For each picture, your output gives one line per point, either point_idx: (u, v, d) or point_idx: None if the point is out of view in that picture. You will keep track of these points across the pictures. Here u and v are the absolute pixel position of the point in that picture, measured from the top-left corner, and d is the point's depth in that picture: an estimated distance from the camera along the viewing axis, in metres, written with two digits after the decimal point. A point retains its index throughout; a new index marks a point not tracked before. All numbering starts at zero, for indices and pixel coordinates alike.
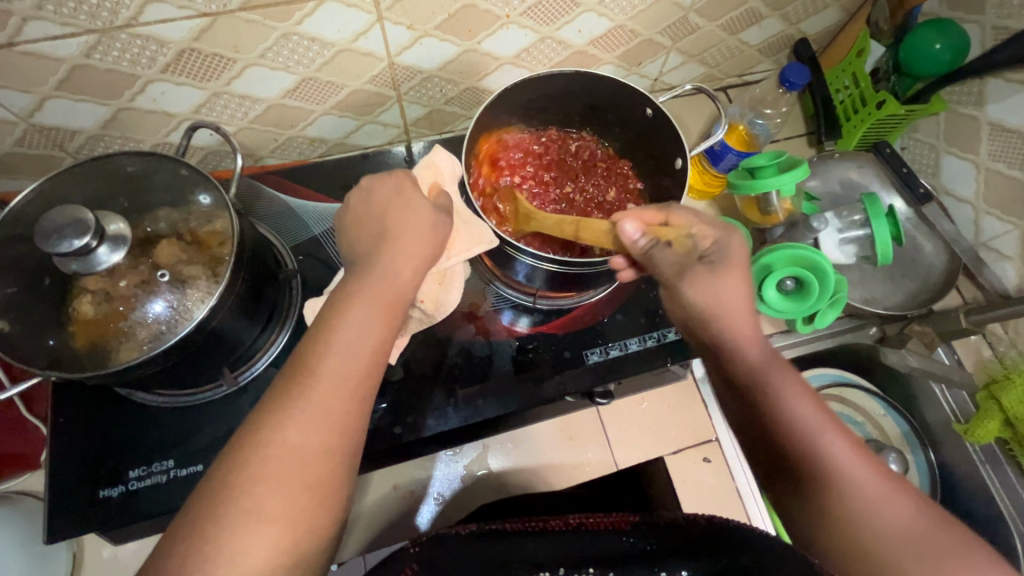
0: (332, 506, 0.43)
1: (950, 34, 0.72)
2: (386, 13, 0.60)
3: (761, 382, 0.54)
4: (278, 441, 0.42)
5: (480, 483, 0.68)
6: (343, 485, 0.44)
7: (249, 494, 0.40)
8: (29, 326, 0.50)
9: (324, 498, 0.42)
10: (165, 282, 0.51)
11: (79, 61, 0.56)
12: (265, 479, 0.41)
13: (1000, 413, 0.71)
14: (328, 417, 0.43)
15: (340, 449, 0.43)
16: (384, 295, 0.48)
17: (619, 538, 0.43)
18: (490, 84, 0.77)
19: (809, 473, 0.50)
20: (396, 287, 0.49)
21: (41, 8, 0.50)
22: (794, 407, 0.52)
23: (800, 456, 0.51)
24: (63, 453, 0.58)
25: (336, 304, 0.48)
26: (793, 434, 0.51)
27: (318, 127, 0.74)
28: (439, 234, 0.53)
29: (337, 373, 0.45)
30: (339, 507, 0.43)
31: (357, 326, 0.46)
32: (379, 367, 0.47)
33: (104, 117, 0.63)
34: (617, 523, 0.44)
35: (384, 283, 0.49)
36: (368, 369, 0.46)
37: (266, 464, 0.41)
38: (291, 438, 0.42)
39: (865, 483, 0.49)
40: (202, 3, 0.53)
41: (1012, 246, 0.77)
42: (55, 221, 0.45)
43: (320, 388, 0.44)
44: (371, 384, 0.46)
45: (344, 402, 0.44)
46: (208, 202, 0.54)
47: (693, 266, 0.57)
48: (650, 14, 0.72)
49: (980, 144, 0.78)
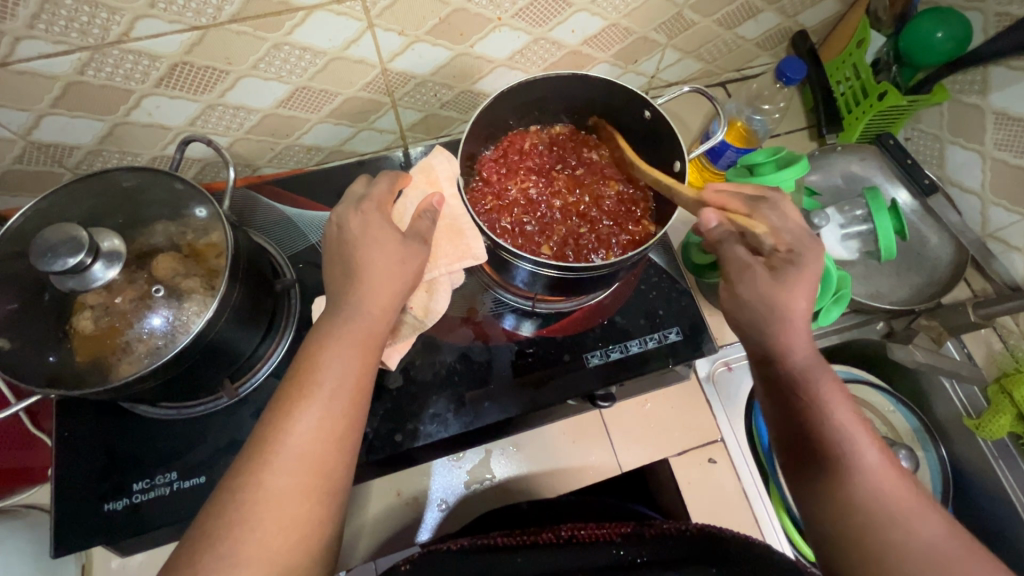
0: (314, 541, 0.43)
1: (952, 23, 0.71)
2: (376, 20, 0.60)
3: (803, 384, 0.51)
4: (266, 478, 0.43)
5: (484, 489, 0.67)
6: (330, 514, 0.44)
7: (227, 535, 0.41)
8: (29, 343, 0.51)
9: (306, 530, 0.43)
10: (161, 296, 0.51)
11: (73, 78, 0.56)
12: (243, 518, 0.41)
13: (1013, 408, 0.69)
14: (310, 450, 0.44)
15: (321, 481, 0.44)
16: (365, 322, 0.49)
17: (611, 550, 0.46)
18: (485, 87, 0.76)
19: (847, 468, 0.47)
20: (390, 297, 0.50)
21: (33, 27, 0.50)
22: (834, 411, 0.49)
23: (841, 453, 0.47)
24: (67, 468, 0.59)
25: (319, 331, 0.49)
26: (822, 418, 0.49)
27: (314, 136, 0.74)
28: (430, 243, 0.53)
29: (323, 403, 0.45)
30: (324, 538, 0.44)
31: (335, 357, 0.47)
32: (364, 391, 0.48)
33: (100, 132, 0.63)
34: (610, 535, 0.48)
35: (361, 311, 0.49)
36: (349, 396, 0.47)
37: (249, 502, 0.42)
38: (276, 473, 0.43)
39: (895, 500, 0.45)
40: (192, 17, 0.53)
41: (1020, 236, 0.75)
42: (51, 240, 0.46)
43: (304, 425, 0.44)
44: (354, 411, 0.47)
45: (328, 433, 0.45)
46: (204, 215, 0.54)
47: (755, 267, 0.54)
48: (643, 12, 0.71)
49: (985, 133, 0.76)
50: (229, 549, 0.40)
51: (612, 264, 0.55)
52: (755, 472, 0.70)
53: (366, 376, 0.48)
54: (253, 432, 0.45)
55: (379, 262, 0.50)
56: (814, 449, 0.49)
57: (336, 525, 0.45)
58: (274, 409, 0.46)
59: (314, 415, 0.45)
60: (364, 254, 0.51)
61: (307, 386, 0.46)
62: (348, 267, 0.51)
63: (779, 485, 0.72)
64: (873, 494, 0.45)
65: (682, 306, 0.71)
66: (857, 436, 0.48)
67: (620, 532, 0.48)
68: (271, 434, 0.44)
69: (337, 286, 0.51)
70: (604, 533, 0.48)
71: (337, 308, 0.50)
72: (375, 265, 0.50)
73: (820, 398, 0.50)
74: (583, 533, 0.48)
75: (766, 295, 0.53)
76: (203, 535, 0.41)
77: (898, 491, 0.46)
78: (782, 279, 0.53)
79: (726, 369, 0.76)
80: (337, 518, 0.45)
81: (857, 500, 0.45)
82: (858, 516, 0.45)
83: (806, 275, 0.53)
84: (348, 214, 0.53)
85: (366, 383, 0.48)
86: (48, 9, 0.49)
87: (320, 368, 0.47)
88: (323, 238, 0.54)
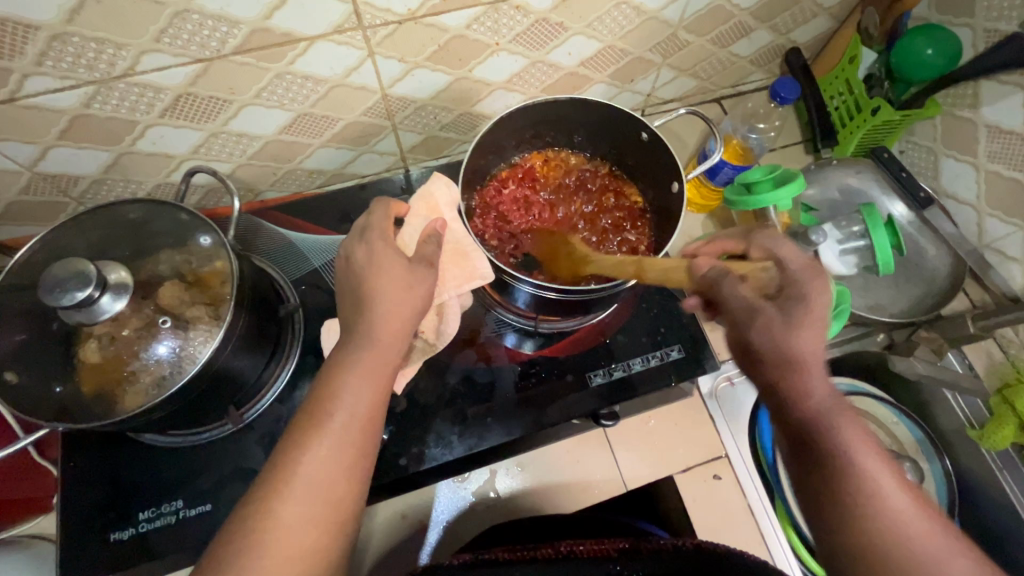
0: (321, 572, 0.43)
1: (942, 40, 0.72)
2: (376, 49, 0.61)
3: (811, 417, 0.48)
4: (276, 508, 0.43)
5: (488, 511, 0.67)
6: (340, 542, 0.45)
7: (233, 566, 0.41)
8: (36, 375, 0.51)
9: (315, 559, 0.43)
10: (167, 326, 0.52)
11: (79, 111, 0.57)
12: (250, 550, 0.41)
13: (1015, 419, 0.69)
14: (318, 478, 0.44)
15: (330, 510, 0.44)
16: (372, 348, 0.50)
17: (607, 565, 0.45)
18: (484, 109, 0.77)
19: (869, 534, 0.44)
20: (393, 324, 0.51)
21: (41, 64, 0.51)
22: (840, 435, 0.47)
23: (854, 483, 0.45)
24: (74, 497, 0.59)
25: (328, 361, 0.50)
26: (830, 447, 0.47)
27: (315, 160, 0.75)
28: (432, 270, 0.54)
29: (331, 431, 0.46)
30: (332, 566, 0.44)
31: (342, 384, 0.47)
32: (372, 418, 0.48)
33: (106, 162, 0.64)
34: (608, 550, 0.47)
35: (367, 338, 0.50)
36: (353, 424, 0.47)
37: (260, 532, 0.42)
38: (286, 503, 0.43)
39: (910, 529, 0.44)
40: (196, 50, 0.54)
41: (1016, 247, 0.76)
42: (59, 274, 0.46)
43: (313, 454, 0.45)
44: (361, 438, 0.47)
45: (337, 462, 0.45)
46: (209, 243, 0.55)
47: (762, 307, 0.51)
48: (638, 34, 0.73)
49: (978, 146, 0.77)
50: None
51: (614, 284, 0.56)
52: (760, 487, 0.70)
53: (373, 402, 0.49)
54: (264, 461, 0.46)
55: (384, 288, 0.51)
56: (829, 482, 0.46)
57: (344, 554, 0.45)
58: (284, 438, 0.46)
59: (323, 443, 0.45)
60: (370, 281, 0.51)
61: (315, 414, 0.46)
62: (354, 292, 0.51)
63: (784, 498, 0.72)
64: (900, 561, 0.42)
65: (683, 322, 0.71)
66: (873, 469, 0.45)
67: (616, 548, 0.47)
68: (282, 464, 0.44)
69: (342, 314, 0.52)
70: (600, 549, 0.47)
71: (343, 334, 0.51)
72: (379, 291, 0.51)
73: (825, 427, 0.47)
74: (582, 548, 0.47)
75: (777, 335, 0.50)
76: (214, 567, 0.41)
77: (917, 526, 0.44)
78: (792, 318, 0.49)
79: (729, 384, 0.76)
80: (345, 546, 0.45)
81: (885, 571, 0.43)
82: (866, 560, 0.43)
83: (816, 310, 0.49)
84: (355, 243, 0.54)
85: (374, 410, 0.48)
86: (56, 47, 0.50)
87: (326, 396, 0.47)
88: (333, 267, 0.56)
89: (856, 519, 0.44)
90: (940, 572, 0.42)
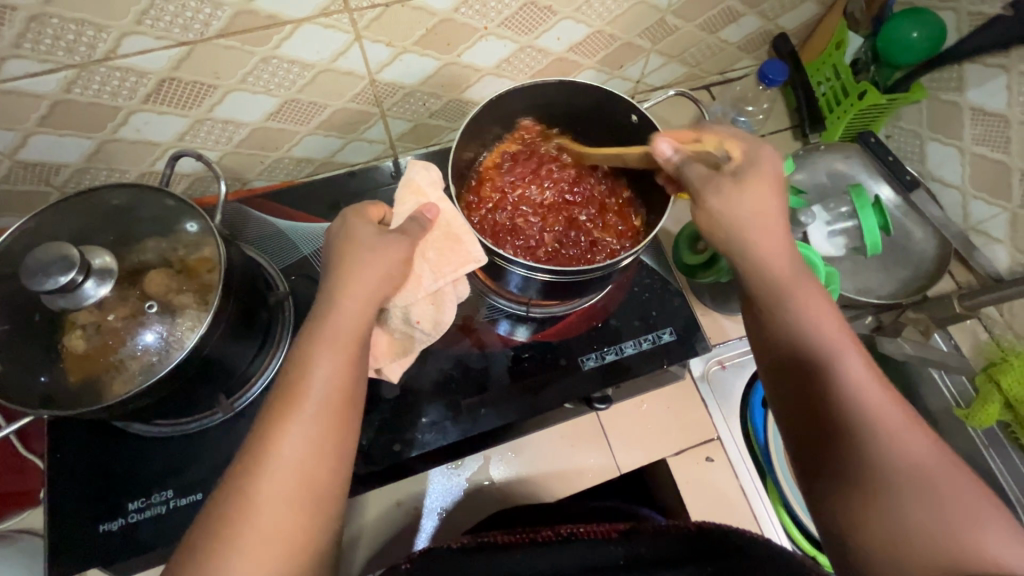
0: (304, 556, 0.43)
1: (928, 23, 0.73)
2: (363, 32, 0.60)
3: (793, 333, 0.52)
4: (262, 489, 0.43)
5: (483, 498, 0.67)
6: (324, 523, 0.45)
7: (216, 552, 0.41)
8: (21, 365, 0.50)
9: (297, 540, 0.43)
10: (154, 313, 0.51)
11: (60, 97, 0.56)
12: (234, 535, 0.41)
13: (1000, 396, 0.70)
14: (304, 462, 0.44)
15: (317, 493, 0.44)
16: (358, 328, 0.49)
17: (607, 546, 0.46)
18: (473, 96, 0.77)
19: (848, 448, 0.46)
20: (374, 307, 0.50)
21: (18, 46, 0.50)
22: (837, 359, 0.49)
23: (846, 403, 0.47)
24: (61, 490, 0.58)
25: (306, 333, 0.49)
26: (841, 394, 0.48)
27: (303, 148, 0.74)
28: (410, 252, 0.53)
29: (319, 414, 0.45)
30: (318, 545, 0.44)
31: (330, 364, 0.47)
32: (356, 402, 0.48)
33: (88, 150, 0.63)
34: (607, 532, 0.48)
35: (353, 318, 0.49)
36: (337, 410, 0.46)
37: (247, 510, 0.42)
38: (270, 486, 0.43)
39: (922, 463, 0.44)
40: (179, 33, 0.53)
41: (1002, 228, 0.77)
42: (41, 259, 0.45)
43: (297, 439, 0.44)
44: (345, 422, 0.47)
45: (325, 446, 0.45)
46: (195, 229, 0.54)
47: (716, 178, 0.54)
48: (627, 19, 0.73)
49: (963, 129, 0.78)
50: (214, 559, 0.41)
51: (603, 265, 0.56)
52: (752, 470, 0.71)
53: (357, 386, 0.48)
54: (243, 447, 0.45)
55: (368, 272, 0.50)
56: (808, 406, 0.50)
57: (330, 535, 0.45)
58: (264, 421, 0.45)
59: (309, 427, 0.45)
60: (351, 262, 0.51)
61: (295, 400, 0.45)
62: (336, 279, 0.50)
63: (776, 481, 0.73)
64: (886, 460, 0.44)
65: (675, 307, 0.72)
66: (850, 368, 0.49)
67: (616, 530, 0.48)
68: (264, 446, 0.44)
69: (317, 296, 0.51)
70: (600, 531, 0.48)
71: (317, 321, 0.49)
72: (364, 277, 0.50)
73: (816, 351, 0.50)
74: (582, 530, 0.48)
75: (737, 205, 0.53)
76: (200, 549, 0.41)
77: (899, 426, 0.46)
78: (733, 188, 0.53)
79: (720, 368, 0.77)
80: (331, 528, 0.45)
81: (873, 443, 0.45)
82: (844, 476, 0.46)
83: (756, 182, 0.53)
84: (338, 231, 0.53)
85: (355, 393, 0.48)
86: (34, 28, 0.49)
87: (309, 378, 0.46)
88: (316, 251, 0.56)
89: (857, 438, 0.46)
90: (923, 477, 0.43)
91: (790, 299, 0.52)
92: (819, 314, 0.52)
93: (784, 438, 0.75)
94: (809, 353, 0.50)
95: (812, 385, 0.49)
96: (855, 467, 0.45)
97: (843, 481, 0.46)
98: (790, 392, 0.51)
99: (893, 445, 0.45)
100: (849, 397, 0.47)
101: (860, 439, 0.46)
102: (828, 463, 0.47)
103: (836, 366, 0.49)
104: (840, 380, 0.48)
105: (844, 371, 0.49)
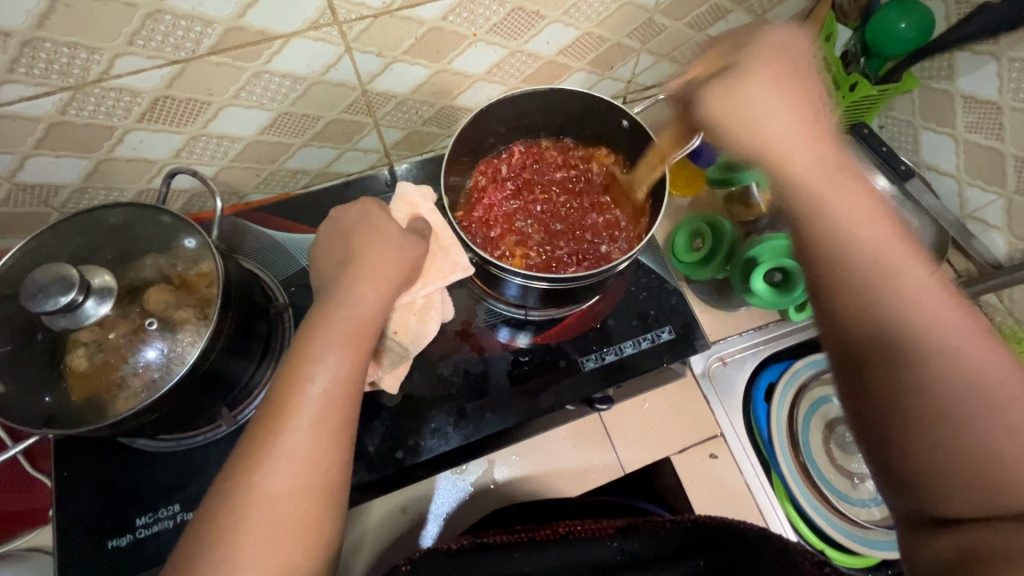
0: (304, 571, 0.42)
1: (915, 13, 0.72)
2: (353, 44, 0.61)
3: (832, 244, 0.47)
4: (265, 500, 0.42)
5: (487, 502, 0.67)
6: (326, 537, 0.44)
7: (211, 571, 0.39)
8: (24, 386, 0.50)
9: (297, 555, 0.42)
10: (154, 329, 0.51)
11: (55, 118, 0.57)
12: (229, 554, 0.40)
13: None
14: (302, 476, 0.43)
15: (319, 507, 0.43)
16: (355, 338, 0.49)
17: (606, 543, 0.47)
18: (465, 102, 0.77)
19: (942, 375, 0.42)
20: (368, 317, 0.50)
21: (13, 70, 0.51)
22: (898, 284, 0.45)
23: (902, 336, 0.44)
24: (67, 508, 0.58)
25: (300, 344, 0.48)
26: (900, 320, 0.44)
27: (299, 160, 0.75)
28: (405, 259, 0.54)
29: (317, 424, 0.44)
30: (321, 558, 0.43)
31: (326, 377, 0.46)
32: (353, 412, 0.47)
33: (85, 170, 0.64)
34: (604, 529, 0.49)
35: (349, 329, 0.49)
36: (335, 422, 0.45)
37: (246, 527, 0.41)
38: (267, 505, 0.42)
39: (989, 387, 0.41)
40: (171, 51, 0.54)
41: (998, 215, 0.77)
42: (40, 280, 0.46)
43: (294, 452, 0.43)
44: (344, 433, 0.46)
45: (324, 459, 0.44)
46: (194, 245, 0.55)
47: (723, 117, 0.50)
48: (616, 20, 0.73)
49: (955, 117, 0.78)
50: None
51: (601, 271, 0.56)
52: (756, 465, 0.71)
53: (354, 394, 0.47)
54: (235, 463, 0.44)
55: (363, 284, 0.50)
56: (867, 336, 0.45)
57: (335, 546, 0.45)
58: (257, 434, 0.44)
59: (306, 442, 0.44)
60: (350, 277, 0.51)
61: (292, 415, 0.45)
62: (333, 292, 0.51)
63: (781, 475, 0.72)
64: (972, 390, 0.41)
65: (673, 305, 0.72)
66: (892, 285, 0.45)
67: (613, 525, 0.49)
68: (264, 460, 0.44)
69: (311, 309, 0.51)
70: (598, 527, 0.49)
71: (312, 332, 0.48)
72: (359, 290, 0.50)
73: (885, 268, 0.45)
74: (580, 528, 0.49)
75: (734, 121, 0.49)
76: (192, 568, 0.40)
77: (978, 356, 0.42)
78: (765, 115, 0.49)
79: (722, 364, 0.77)
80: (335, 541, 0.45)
81: (954, 379, 0.42)
82: (912, 410, 0.43)
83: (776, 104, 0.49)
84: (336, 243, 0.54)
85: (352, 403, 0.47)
86: (28, 53, 0.50)
87: (307, 389, 0.45)
88: (317, 258, 0.56)
89: (918, 372, 0.43)
90: (1000, 406, 0.41)
91: (819, 205, 0.47)
92: (886, 224, 0.47)
93: (788, 430, 0.74)
94: (856, 270, 0.46)
95: (873, 317, 0.45)
96: (923, 391, 0.42)
97: (909, 415, 0.43)
98: (843, 323, 0.47)
99: (966, 376, 0.42)
100: (911, 330, 0.43)
101: (925, 370, 0.42)
102: (881, 397, 0.45)
103: (882, 294, 0.45)
104: (894, 306, 0.44)
105: (910, 295, 0.44)
